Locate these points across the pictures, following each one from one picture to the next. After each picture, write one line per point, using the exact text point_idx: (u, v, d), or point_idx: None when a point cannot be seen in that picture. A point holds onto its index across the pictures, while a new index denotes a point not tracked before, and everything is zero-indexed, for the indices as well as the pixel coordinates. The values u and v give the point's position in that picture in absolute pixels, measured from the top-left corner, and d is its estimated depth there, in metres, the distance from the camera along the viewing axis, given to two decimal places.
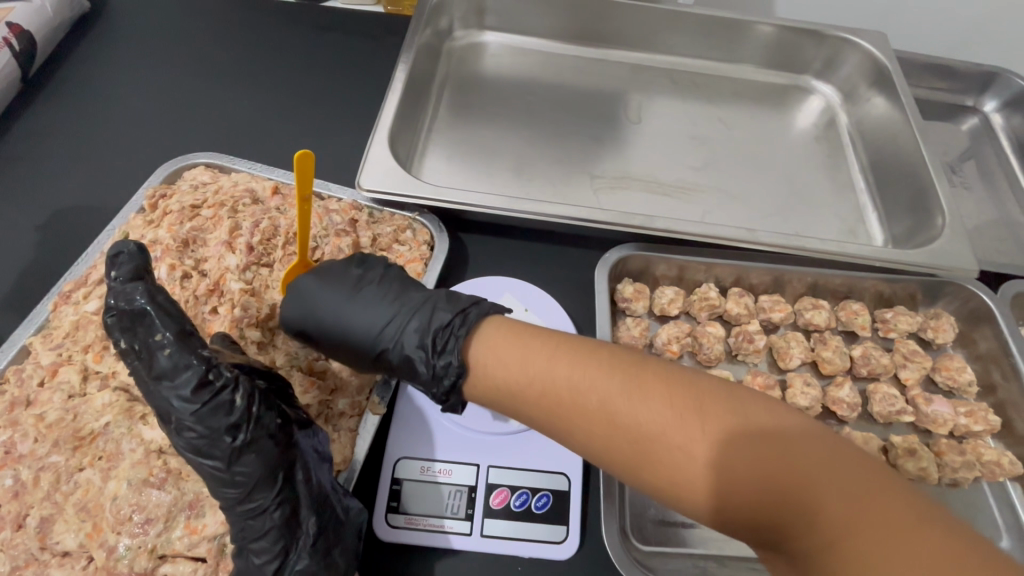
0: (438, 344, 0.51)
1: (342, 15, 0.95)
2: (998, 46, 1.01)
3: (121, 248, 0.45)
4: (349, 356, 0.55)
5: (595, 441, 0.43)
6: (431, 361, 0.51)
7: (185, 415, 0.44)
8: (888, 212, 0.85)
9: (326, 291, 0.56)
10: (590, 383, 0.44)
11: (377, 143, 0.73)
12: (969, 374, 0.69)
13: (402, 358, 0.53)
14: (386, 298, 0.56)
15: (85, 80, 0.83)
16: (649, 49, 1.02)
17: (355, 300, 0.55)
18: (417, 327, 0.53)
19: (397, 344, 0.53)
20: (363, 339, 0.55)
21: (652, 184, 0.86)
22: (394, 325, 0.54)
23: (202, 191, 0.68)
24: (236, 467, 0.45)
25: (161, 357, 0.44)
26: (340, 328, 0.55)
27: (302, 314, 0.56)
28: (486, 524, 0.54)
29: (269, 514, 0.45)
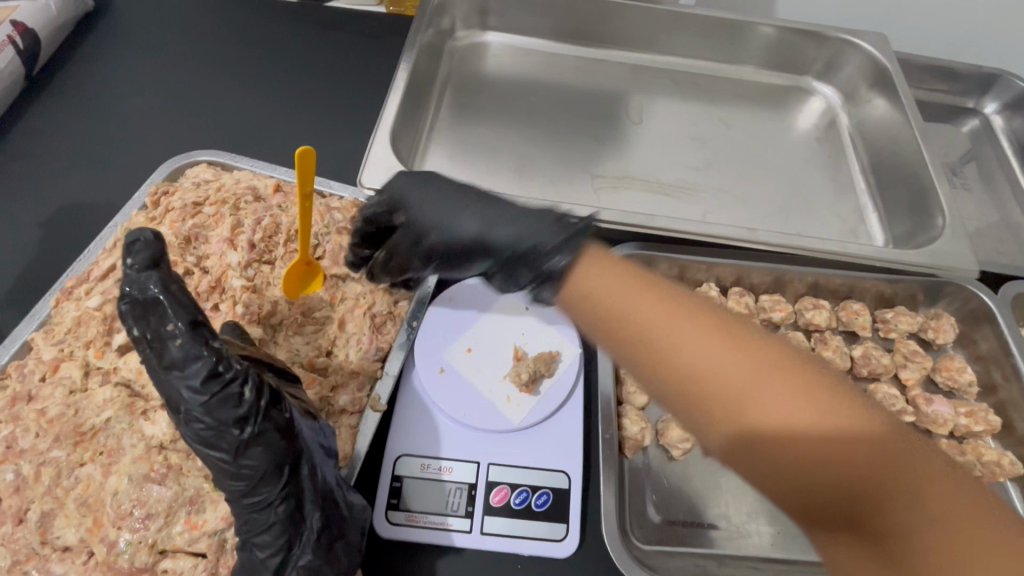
0: (550, 245, 0.54)
1: (344, 15, 0.95)
2: (999, 47, 1.01)
3: (139, 234, 0.41)
4: (447, 241, 0.59)
5: (686, 385, 0.44)
6: (527, 245, 0.56)
7: (194, 407, 0.41)
8: (888, 213, 0.85)
9: (457, 198, 0.60)
10: (712, 349, 0.43)
11: (378, 141, 0.73)
12: (969, 374, 0.69)
13: (498, 243, 0.58)
14: (481, 198, 0.60)
15: (88, 78, 0.83)
16: (650, 50, 1.02)
17: (455, 194, 0.61)
18: (534, 234, 0.56)
19: (492, 232, 0.58)
20: (467, 234, 0.59)
21: (653, 184, 0.86)
22: (511, 231, 0.57)
23: (204, 188, 0.68)
24: (243, 460, 0.42)
25: (172, 346, 0.40)
26: (441, 216, 0.60)
27: (408, 203, 0.61)
28: (486, 522, 0.54)
29: (274, 508, 0.44)
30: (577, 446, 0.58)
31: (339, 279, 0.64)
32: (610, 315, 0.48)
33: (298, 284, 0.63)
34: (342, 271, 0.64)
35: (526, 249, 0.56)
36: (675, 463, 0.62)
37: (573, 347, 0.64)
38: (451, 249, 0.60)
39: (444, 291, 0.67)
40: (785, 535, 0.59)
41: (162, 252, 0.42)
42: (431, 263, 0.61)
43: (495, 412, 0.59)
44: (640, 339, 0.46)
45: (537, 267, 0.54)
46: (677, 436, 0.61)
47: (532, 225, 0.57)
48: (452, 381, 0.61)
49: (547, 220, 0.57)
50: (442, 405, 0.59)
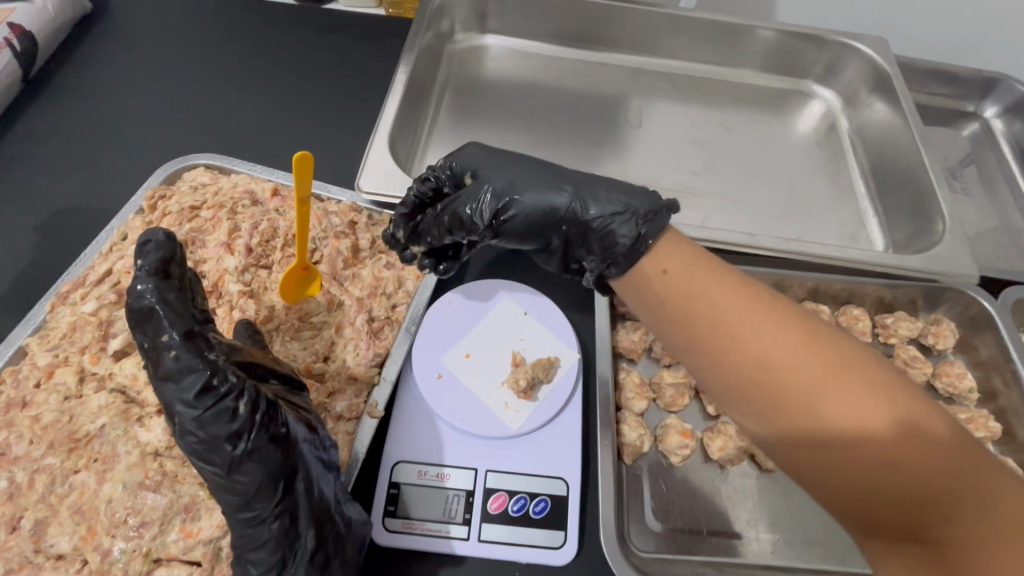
0: (624, 224, 0.51)
1: (343, 18, 0.95)
2: (998, 50, 1.01)
3: (150, 236, 0.43)
4: (522, 209, 0.55)
5: (755, 376, 0.42)
6: (614, 216, 0.52)
7: (186, 419, 0.42)
8: (889, 217, 0.85)
9: (526, 167, 0.56)
10: (779, 335, 0.42)
11: (377, 145, 0.72)
12: (969, 381, 0.69)
13: (581, 216, 0.54)
14: (558, 171, 0.56)
15: (86, 81, 0.83)
16: (650, 53, 1.02)
17: (533, 165, 0.57)
18: (607, 211, 0.53)
19: (573, 205, 0.54)
20: (533, 202, 0.54)
21: (652, 188, 0.86)
22: (579, 205, 0.54)
23: (201, 192, 0.68)
24: (238, 476, 0.43)
25: (167, 357, 0.41)
26: (518, 184, 0.55)
27: (481, 167, 0.57)
28: (483, 529, 0.54)
29: (268, 525, 0.44)
30: (576, 454, 0.58)
31: (334, 285, 0.63)
32: (677, 299, 0.46)
33: (294, 289, 0.62)
34: (340, 277, 0.64)
35: (613, 219, 0.52)
36: (674, 470, 0.62)
37: (573, 353, 0.64)
38: (524, 217, 0.55)
39: (444, 295, 0.67)
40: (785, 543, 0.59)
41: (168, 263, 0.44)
42: (500, 235, 0.57)
43: (494, 418, 0.59)
44: (711, 324, 0.44)
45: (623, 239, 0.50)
46: (676, 443, 0.61)
47: (618, 198, 0.54)
48: (450, 386, 0.60)
49: (621, 198, 0.54)
50: (439, 411, 0.58)
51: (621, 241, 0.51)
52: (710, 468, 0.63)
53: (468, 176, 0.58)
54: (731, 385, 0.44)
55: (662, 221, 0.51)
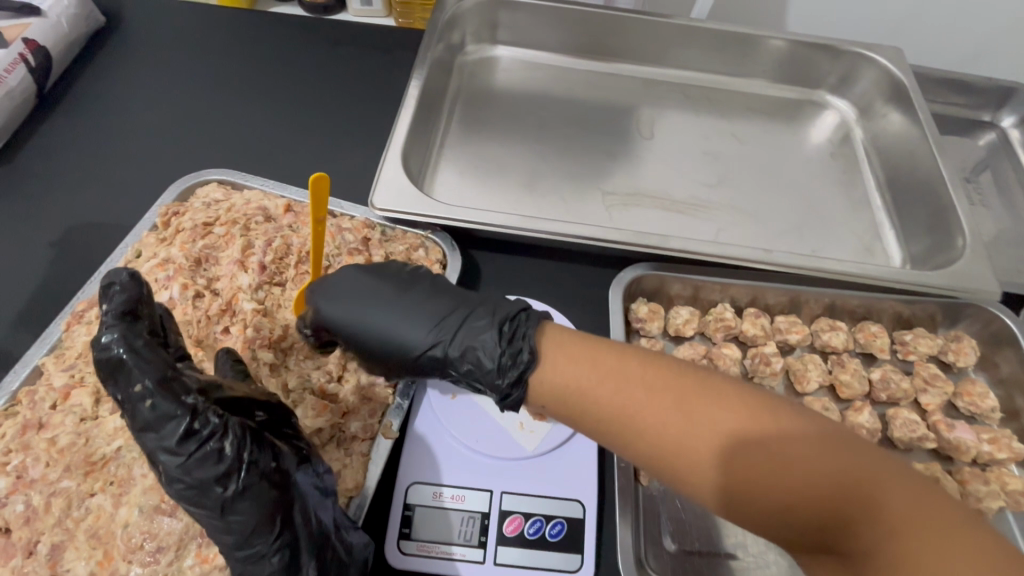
0: (506, 337, 0.51)
1: (355, 30, 0.95)
2: (1014, 58, 1.00)
3: (114, 278, 0.44)
4: (400, 359, 0.54)
5: (650, 452, 0.42)
6: (485, 363, 0.51)
7: (170, 467, 0.42)
8: (906, 231, 0.84)
9: (375, 296, 0.56)
10: (658, 405, 0.42)
11: (390, 160, 0.72)
12: (992, 400, 0.68)
13: (455, 362, 0.53)
14: (427, 307, 0.55)
15: (100, 95, 0.83)
16: (662, 63, 1.02)
17: (402, 305, 0.55)
18: (482, 324, 0.53)
19: (446, 350, 0.53)
20: (399, 338, 0.54)
21: (665, 201, 0.85)
22: (450, 327, 0.54)
23: (215, 208, 0.68)
24: (232, 515, 0.43)
25: (143, 408, 0.42)
26: (389, 335, 0.55)
27: (346, 321, 0.55)
28: (500, 552, 0.53)
29: (269, 559, 0.44)
30: (591, 476, 0.57)
31: None
32: (563, 385, 0.46)
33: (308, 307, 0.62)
34: None
35: (484, 368, 0.51)
36: None
37: None
38: (392, 357, 0.54)
39: None
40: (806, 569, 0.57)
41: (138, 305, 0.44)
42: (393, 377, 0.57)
43: (507, 439, 0.58)
44: (597, 409, 0.44)
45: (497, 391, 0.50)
46: None
47: (486, 337, 0.52)
48: (462, 406, 0.60)
49: (484, 304, 0.55)
50: (452, 430, 0.58)
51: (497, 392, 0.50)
52: None
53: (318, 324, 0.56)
54: (635, 461, 0.44)
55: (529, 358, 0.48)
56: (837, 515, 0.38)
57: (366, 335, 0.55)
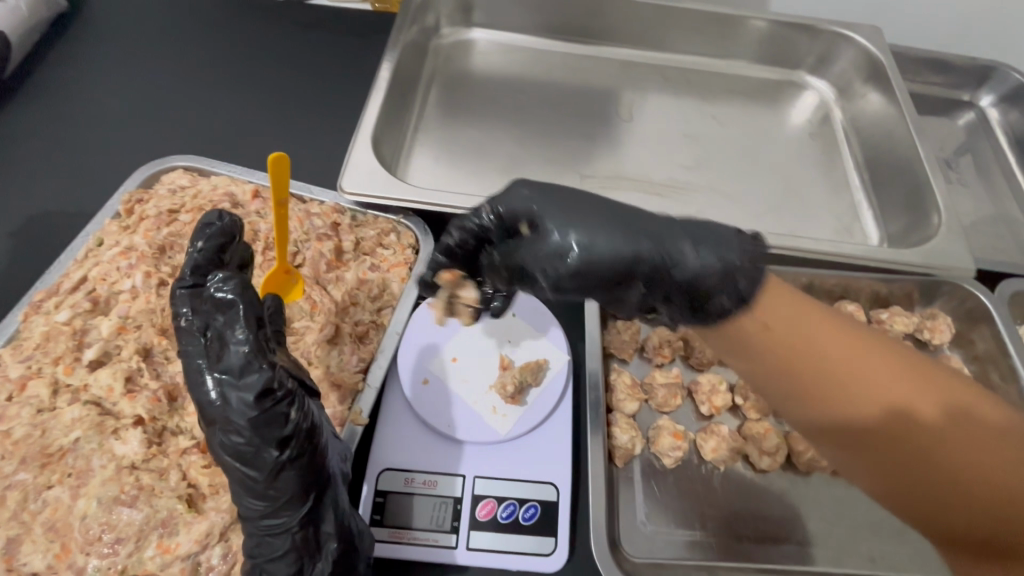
0: (738, 269, 0.42)
1: (326, 14, 0.93)
2: (993, 37, 0.99)
3: (211, 220, 0.50)
4: (601, 259, 0.45)
5: (853, 411, 0.40)
6: (713, 267, 0.43)
7: (233, 418, 0.42)
8: (883, 210, 0.83)
9: (576, 200, 0.47)
10: (875, 364, 0.40)
11: (360, 144, 0.71)
12: (965, 376, 0.68)
13: (674, 265, 0.44)
14: (631, 211, 0.47)
15: (61, 82, 0.81)
16: (641, 45, 1.00)
17: (601, 203, 0.47)
18: (712, 254, 0.43)
19: (664, 251, 0.44)
20: (592, 248, 0.45)
21: (644, 184, 0.84)
22: (661, 247, 0.44)
23: (180, 195, 0.66)
24: (275, 483, 0.43)
25: (236, 353, 0.43)
26: (590, 233, 0.45)
27: (542, 208, 0.47)
28: (472, 537, 0.52)
29: (290, 534, 0.44)
30: (565, 459, 0.57)
31: (317, 289, 0.61)
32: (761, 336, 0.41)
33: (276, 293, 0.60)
34: (323, 280, 0.62)
35: (714, 275, 0.42)
36: (666, 472, 0.61)
37: (563, 356, 0.62)
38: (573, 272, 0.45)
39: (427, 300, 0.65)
40: (782, 547, 0.58)
41: (219, 253, 0.50)
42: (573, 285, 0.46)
43: (482, 424, 0.58)
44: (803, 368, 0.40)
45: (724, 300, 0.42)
46: (668, 444, 0.60)
47: (712, 242, 0.44)
48: (436, 391, 0.59)
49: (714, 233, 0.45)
50: (425, 417, 0.57)
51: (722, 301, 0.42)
52: (702, 471, 0.61)
53: (508, 218, 0.49)
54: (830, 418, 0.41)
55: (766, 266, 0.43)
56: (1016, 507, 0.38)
57: (568, 222, 0.46)
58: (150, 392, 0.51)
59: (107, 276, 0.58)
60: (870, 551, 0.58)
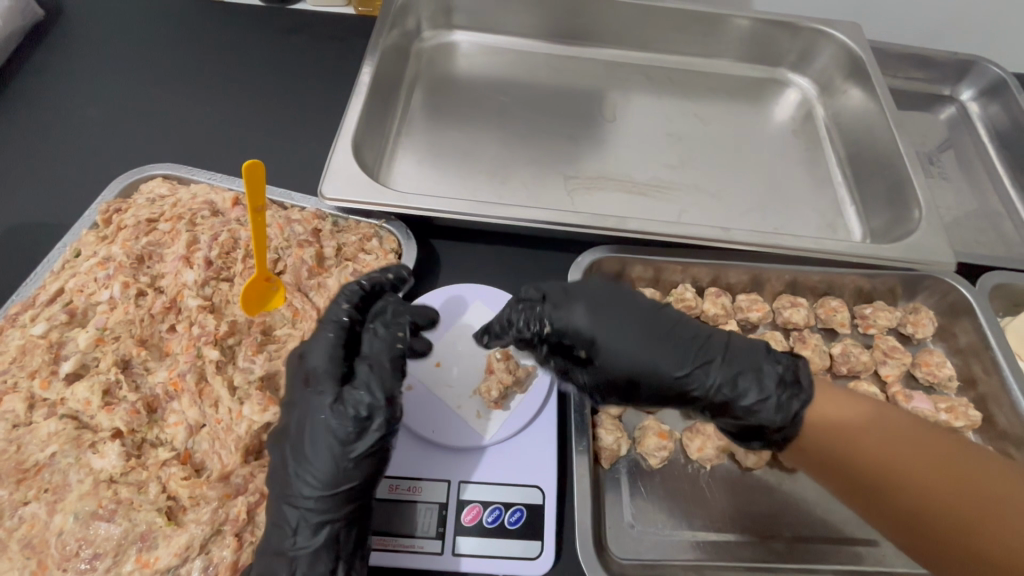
0: (787, 397, 0.50)
1: (306, 18, 0.93)
2: (972, 31, 1.00)
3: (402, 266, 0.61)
4: (662, 382, 0.52)
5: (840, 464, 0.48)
6: (752, 398, 0.50)
7: (361, 385, 0.49)
8: (866, 206, 0.84)
9: (632, 322, 0.53)
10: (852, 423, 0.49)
11: (340, 147, 0.70)
12: (948, 369, 0.69)
13: (721, 391, 0.51)
14: (681, 330, 0.54)
15: (36, 91, 0.80)
16: (624, 44, 1.00)
17: (653, 325, 0.54)
18: (762, 381, 0.51)
19: (715, 373, 0.52)
20: (656, 369, 0.52)
21: (627, 184, 0.84)
22: (713, 373, 0.52)
23: (159, 204, 0.65)
24: (359, 466, 0.48)
25: (387, 348, 0.52)
26: (644, 358, 0.52)
27: (599, 332, 0.52)
28: (458, 543, 0.52)
29: (335, 524, 0.48)
30: (553, 461, 0.57)
31: (298, 296, 0.60)
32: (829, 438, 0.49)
33: (258, 301, 0.59)
34: (305, 287, 0.62)
35: (754, 401, 0.50)
36: (653, 472, 0.61)
37: None
38: (641, 387, 0.53)
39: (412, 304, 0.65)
40: (769, 545, 0.58)
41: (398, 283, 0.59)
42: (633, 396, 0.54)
43: (467, 429, 0.57)
44: (869, 467, 0.47)
45: (759, 423, 0.51)
46: (653, 444, 0.60)
47: (762, 370, 0.51)
48: (419, 397, 0.59)
49: (764, 361, 0.52)
50: (407, 422, 0.57)
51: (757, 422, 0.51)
52: (689, 469, 0.62)
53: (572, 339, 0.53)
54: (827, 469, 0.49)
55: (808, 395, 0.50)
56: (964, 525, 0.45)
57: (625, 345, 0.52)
58: (129, 404, 0.51)
59: (84, 288, 0.57)
60: (855, 550, 0.59)
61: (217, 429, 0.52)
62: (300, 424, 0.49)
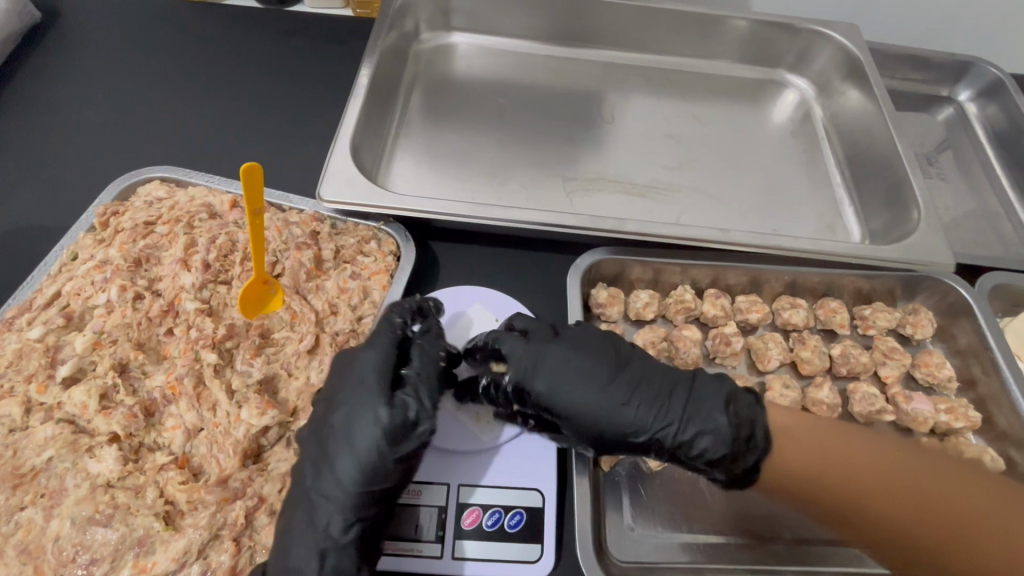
0: (740, 453, 0.50)
1: (304, 19, 0.92)
2: (969, 31, 1.00)
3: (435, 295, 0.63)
4: (621, 444, 0.52)
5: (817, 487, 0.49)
6: (709, 454, 0.51)
7: (410, 392, 0.51)
8: (864, 206, 0.84)
9: (588, 384, 0.53)
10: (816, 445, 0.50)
11: (338, 149, 0.70)
12: (948, 370, 0.69)
13: (680, 450, 0.51)
14: (642, 385, 0.53)
15: (33, 94, 0.80)
16: (622, 46, 1.00)
17: (612, 383, 0.53)
18: (719, 438, 0.50)
19: (673, 432, 0.51)
20: (616, 431, 0.52)
21: (626, 185, 0.84)
22: (671, 433, 0.51)
23: (157, 207, 0.65)
24: (397, 469, 0.49)
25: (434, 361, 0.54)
26: (605, 419, 0.51)
27: (556, 399, 0.52)
28: (457, 546, 0.52)
29: (364, 519, 0.48)
30: (553, 463, 0.57)
31: (296, 298, 0.60)
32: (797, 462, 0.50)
33: (256, 304, 0.59)
34: (303, 289, 0.61)
35: (711, 459, 0.51)
36: (652, 474, 0.61)
37: None
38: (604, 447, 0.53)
39: None
40: (769, 546, 0.58)
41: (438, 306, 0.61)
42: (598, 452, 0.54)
43: (467, 431, 0.57)
44: (843, 482, 0.48)
45: (716, 474, 0.52)
46: None
47: (720, 425, 0.51)
48: None
49: (724, 413, 0.51)
50: None
51: (716, 473, 0.52)
52: (690, 472, 0.61)
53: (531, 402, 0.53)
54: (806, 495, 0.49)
55: (763, 447, 0.51)
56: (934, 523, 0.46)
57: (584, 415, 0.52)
58: (126, 408, 0.51)
59: (81, 291, 0.57)
60: (855, 552, 0.59)
61: (215, 432, 0.51)
62: (345, 421, 0.50)
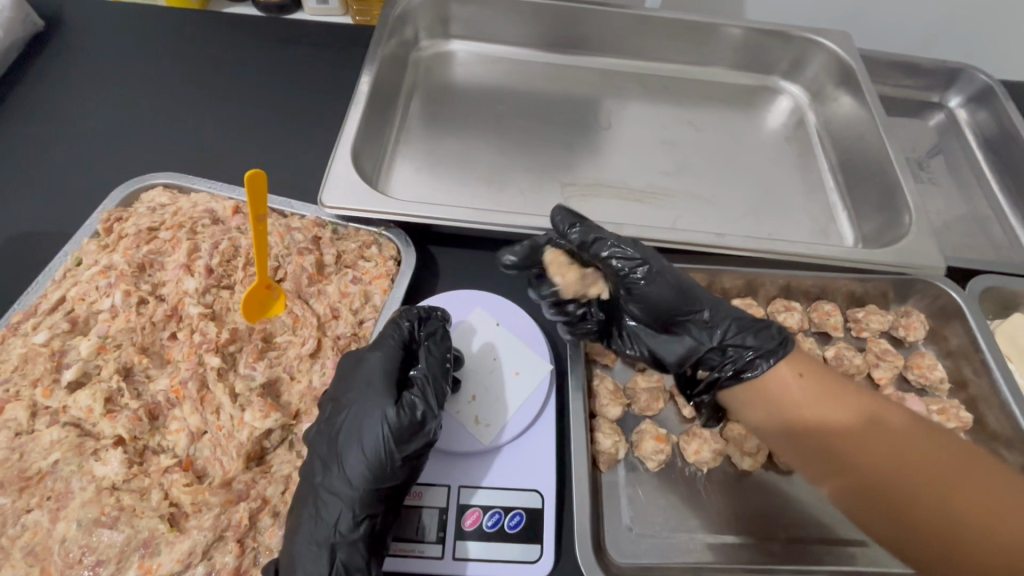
0: (760, 334, 0.56)
1: (305, 28, 0.94)
2: (959, 40, 1.02)
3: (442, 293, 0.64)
4: (665, 300, 0.57)
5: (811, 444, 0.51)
6: (739, 328, 0.56)
7: (418, 393, 0.52)
8: (857, 211, 0.85)
9: (651, 253, 0.59)
10: (821, 406, 0.52)
11: (339, 156, 0.71)
12: (939, 372, 0.70)
13: (713, 319, 0.57)
14: (689, 277, 0.60)
15: (37, 102, 0.81)
16: (618, 53, 1.02)
17: (669, 260, 0.60)
18: (745, 320, 0.57)
19: (708, 307, 0.58)
20: (664, 291, 0.57)
21: (623, 191, 0.85)
22: (708, 305, 0.58)
23: (160, 213, 0.66)
24: (406, 466, 0.50)
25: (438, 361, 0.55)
26: (661, 272, 0.58)
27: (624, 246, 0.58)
28: (458, 546, 0.53)
29: (373, 517, 0.48)
30: (552, 464, 0.57)
31: (298, 303, 0.61)
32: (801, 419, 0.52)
33: (258, 308, 0.60)
34: (305, 294, 0.62)
35: (739, 332, 0.56)
36: (650, 475, 0.62)
37: (545, 365, 0.63)
38: (646, 304, 0.58)
39: None
40: (766, 546, 0.58)
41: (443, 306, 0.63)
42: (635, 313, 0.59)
43: (468, 433, 0.58)
44: (837, 446, 0.51)
45: (740, 353, 0.55)
46: (651, 448, 0.61)
47: (748, 318, 0.57)
48: None
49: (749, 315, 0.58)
50: None
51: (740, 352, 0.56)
52: (686, 473, 0.62)
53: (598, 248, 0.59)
54: (801, 452, 0.52)
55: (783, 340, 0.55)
56: (926, 500, 0.47)
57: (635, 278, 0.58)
58: (130, 411, 0.51)
59: (85, 296, 0.57)
60: (849, 550, 0.60)
61: (219, 435, 0.52)
62: (355, 420, 0.51)
